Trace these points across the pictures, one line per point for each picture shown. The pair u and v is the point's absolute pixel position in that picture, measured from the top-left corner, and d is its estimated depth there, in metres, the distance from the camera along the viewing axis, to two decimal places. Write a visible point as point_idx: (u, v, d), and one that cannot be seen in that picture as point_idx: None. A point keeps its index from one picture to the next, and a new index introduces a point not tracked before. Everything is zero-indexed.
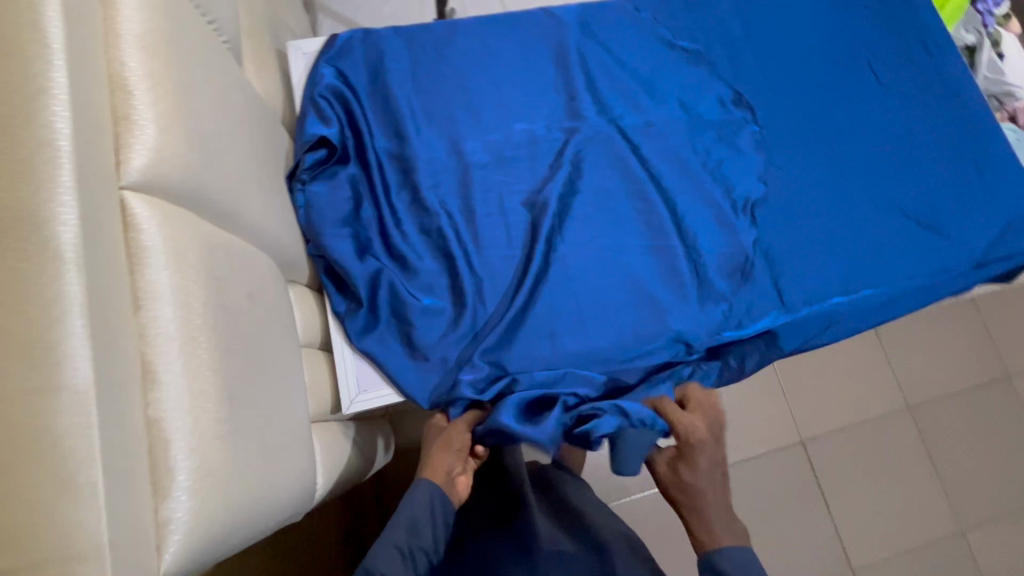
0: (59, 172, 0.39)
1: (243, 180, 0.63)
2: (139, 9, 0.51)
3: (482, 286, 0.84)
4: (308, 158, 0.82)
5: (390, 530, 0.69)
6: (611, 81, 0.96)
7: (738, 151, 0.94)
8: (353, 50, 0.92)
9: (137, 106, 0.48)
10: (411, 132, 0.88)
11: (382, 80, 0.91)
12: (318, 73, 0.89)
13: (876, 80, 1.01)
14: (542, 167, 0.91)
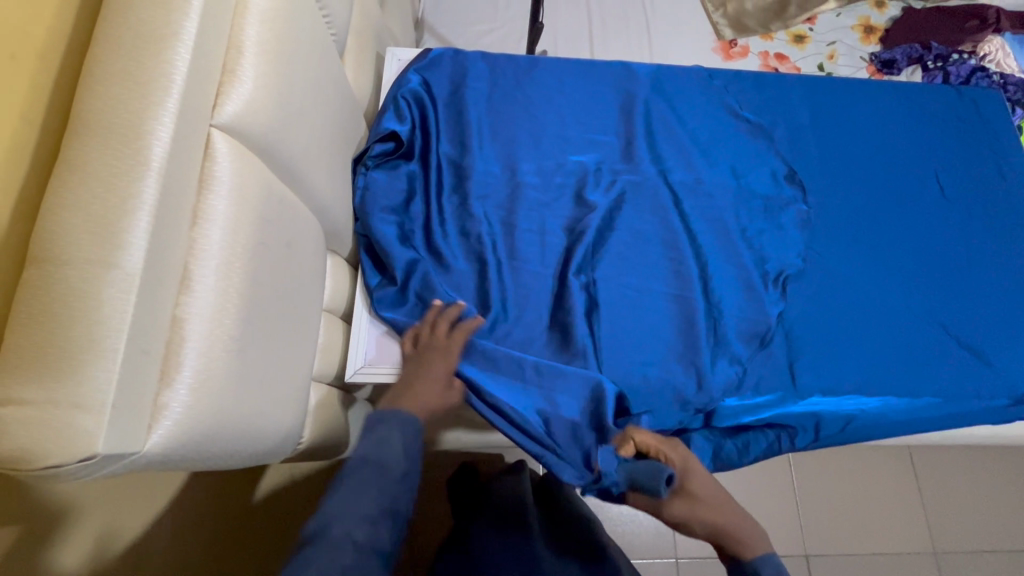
0: (167, 98, 0.47)
1: (314, 148, 0.71)
2: None
3: (504, 294, 0.87)
4: (376, 147, 0.90)
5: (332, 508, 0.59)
6: (669, 137, 1.00)
7: (781, 227, 0.95)
8: (441, 65, 1.02)
9: (243, 64, 0.56)
10: (473, 145, 0.96)
11: (460, 95, 0.99)
12: (405, 78, 0.98)
13: (940, 191, 1.00)
14: (588, 199, 0.95)
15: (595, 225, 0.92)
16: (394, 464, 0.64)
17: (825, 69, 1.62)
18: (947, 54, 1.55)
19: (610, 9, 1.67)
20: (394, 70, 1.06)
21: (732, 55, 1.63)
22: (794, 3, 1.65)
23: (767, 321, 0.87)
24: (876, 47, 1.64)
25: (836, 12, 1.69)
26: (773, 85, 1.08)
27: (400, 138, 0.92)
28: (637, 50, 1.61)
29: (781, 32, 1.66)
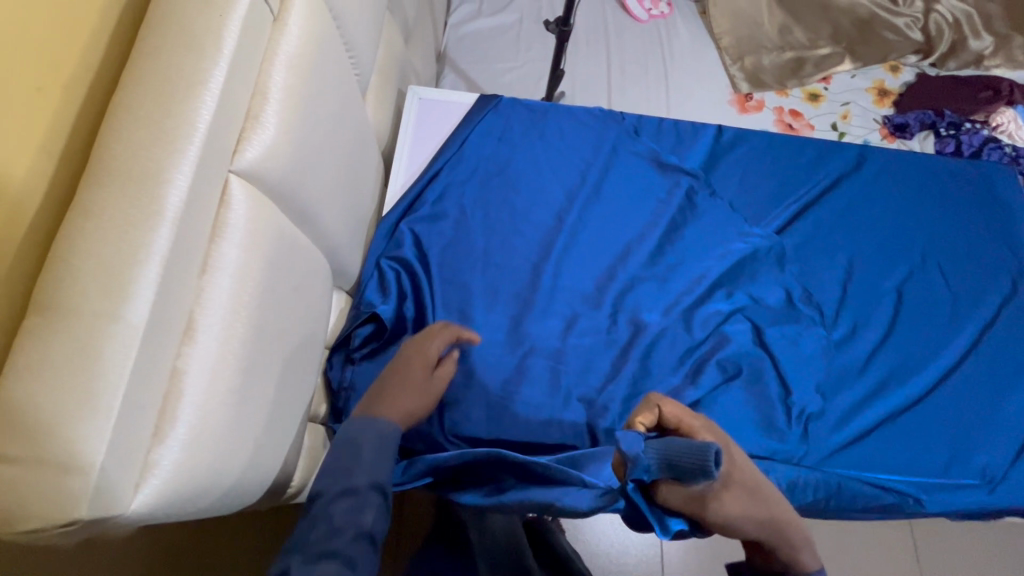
0: (188, 147, 0.47)
1: (329, 192, 0.71)
2: (298, 40, 0.62)
3: (501, 420, 0.83)
4: (365, 301, 0.87)
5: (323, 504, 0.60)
6: (673, 256, 0.97)
7: (796, 355, 0.91)
8: (443, 159, 1.01)
9: (268, 110, 0.57)
10: (482, 227, 0.96)
11: (460, 190, 0.99)
12: (395, 235, 0.93)
13: (944, 270, 1.00)
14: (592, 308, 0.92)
15: (605, 341, 0.90)
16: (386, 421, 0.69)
17: (838, 128, 1.64)
18: (960, 123, 1.57)
19: (629, 57, 1.70)
20: (415, 106, 1.05)
21: (748, 109, 1.66)
22: (809, 63, 1.72)
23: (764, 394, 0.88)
24: (889, 110, 1.66)
25: (851, 74, 1.74)
26: (783, 150, 1.08)
27: (380, 318, 0.85)
28: (653, 99, 1.65)
29: (796, 89, 1.70)
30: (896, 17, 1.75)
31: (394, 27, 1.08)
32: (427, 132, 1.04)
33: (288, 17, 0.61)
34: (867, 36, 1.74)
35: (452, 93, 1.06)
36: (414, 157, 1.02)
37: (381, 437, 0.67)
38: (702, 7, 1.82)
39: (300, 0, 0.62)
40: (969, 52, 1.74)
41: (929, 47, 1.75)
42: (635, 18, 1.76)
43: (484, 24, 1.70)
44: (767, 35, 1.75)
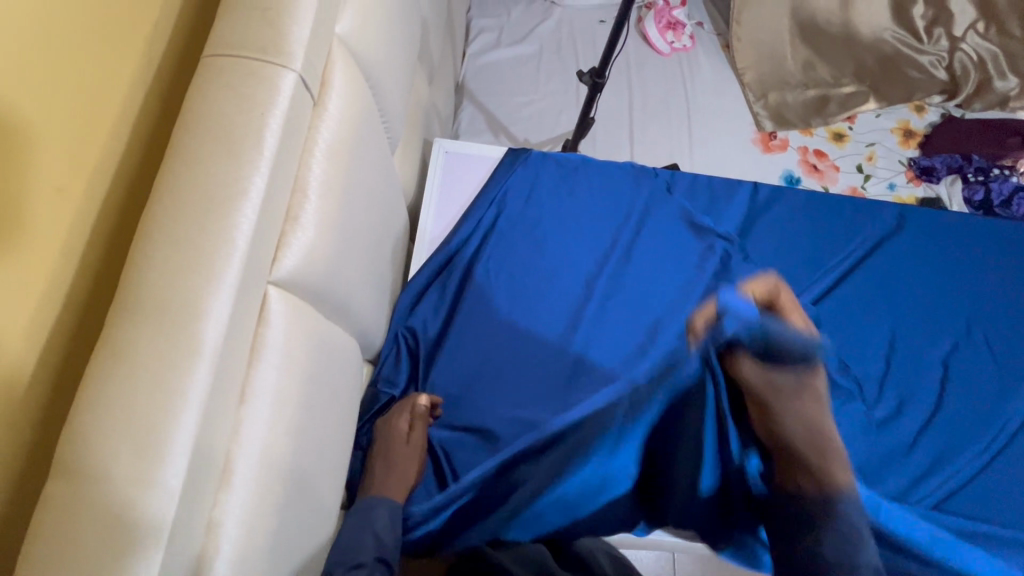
0: (227, 271, 0.43)
1: (362, 274, 0.67)
2: (337, 125, 0.58)
3: (523, 502, 0.77)
4: (387, 377, 0.84)
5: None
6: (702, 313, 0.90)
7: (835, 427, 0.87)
8: (468, 218, 0.97)
9: (307, 209, 0.52)
10: (509, 292, 0.92)
11: (485, 252, 0.95)
12: (418, 303, 0.90)
13: (989, 343, 0.96)
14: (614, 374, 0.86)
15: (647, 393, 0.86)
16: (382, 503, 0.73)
17: (863, 170, 1.60)
18: (988, 168, 1.54)
19: (651, 92, 1.67)
20: (441, 160, 1.02)
21: (772, 148, 1.62)
22: (833, 102, 1.69)
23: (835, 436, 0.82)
24: (915, 151, 1.63)
25: (875, 113, 1.72)
26: (820, 210, 1.05)
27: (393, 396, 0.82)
28: (676, 136, 1.61)
29: (821, 128, 1.67)
30: (920, 55, 1.72)
31: (421, 73, 1.03)
32: (455, 187, 1.00)
33: (328, 101, 0.57)
34: (892, 74, 1.71)
35: (480, 145, 1.03)
36: (441, 214, 0.98)
37: (377, 531, 0.70)
38: (725, 41, 1.79)
39: (339, 82, 0.58)
40: (994, 93, 1.72)
41: (954, 87, 1.73)
42: (657, 51, 1.72)
43: (503, 55, 1.66)
44: (791, 71, 1.72)
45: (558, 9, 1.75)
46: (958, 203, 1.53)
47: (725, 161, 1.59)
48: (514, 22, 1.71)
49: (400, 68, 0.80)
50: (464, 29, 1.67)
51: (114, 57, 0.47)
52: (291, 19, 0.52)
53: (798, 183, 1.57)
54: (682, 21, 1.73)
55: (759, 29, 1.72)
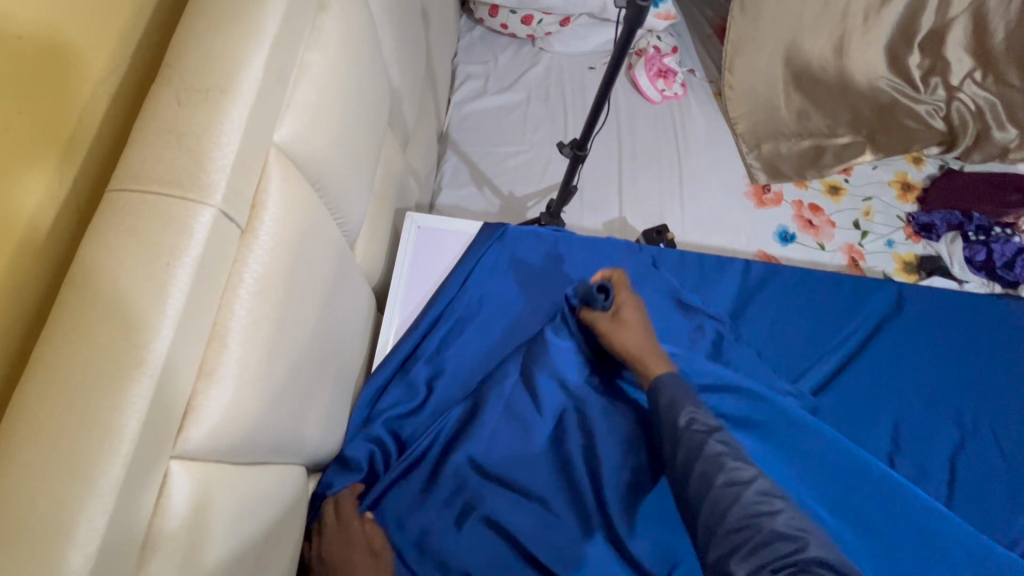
0: (108, 468, 0.36)
1: (303, 397, 0.60)
2: (271, 253, 0.52)
3: None
4: (338, 483, 0.74)
5: None
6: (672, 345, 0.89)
7: (842, 497, 0.79)
8: (442, 298, 0.90)
9: (225, 361, 0.46)
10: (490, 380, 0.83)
11: (458, 336, 0.88)
12: (384, 393, 0.82)
13: (998, 440, 0.89)
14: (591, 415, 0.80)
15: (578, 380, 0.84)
16: None
17: (860, 225, 1.55)
18: (989, 226, 1.49)
19: (642, 142, 1.61)
20: (412, 236, 0.96)
21: (765, 202, 1.57)
22: (828, 153, 1.64)
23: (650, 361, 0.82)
24: (913, 206, 1.58)
25: (872, 165, 1.66)
26: (817, 289, 0.99)
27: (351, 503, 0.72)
28: (667, 188, 1.56)
29: (816, 180, 1.61)
30: (916, 104, 1.68)
31: (393, 141, 0.98)
32: (426, 267, 0.94)
33: (258, 228, 0.51)
34: (888, 124, 1.67)
35: (452, 221, 0.97)
36: (410, 297, 0.92)
37: None
38: (717, 88, 1.74)
39: (275, 203, 0.53)
40: (993, 144, 1.66)
41: (952, 138, 1.68)
42: (648, 99, 1.68)
43: (489, 102, 1.60)
44: (785, 121, 1.68)
45: (547, 54, 1.70)
46: (960, 264, 1.47)
47: (717, 215, 1.54)
48: (501, 68, 1.66)
49: (361, 155, 0.74)
50: (450, 76, 1.62)
51: (6, 197, 0.40)
52: (214, 147, 0.46)
53: (792, 240, 1.52)
54: (673, 68, 1.69)
55: (752, 76, 1.68)
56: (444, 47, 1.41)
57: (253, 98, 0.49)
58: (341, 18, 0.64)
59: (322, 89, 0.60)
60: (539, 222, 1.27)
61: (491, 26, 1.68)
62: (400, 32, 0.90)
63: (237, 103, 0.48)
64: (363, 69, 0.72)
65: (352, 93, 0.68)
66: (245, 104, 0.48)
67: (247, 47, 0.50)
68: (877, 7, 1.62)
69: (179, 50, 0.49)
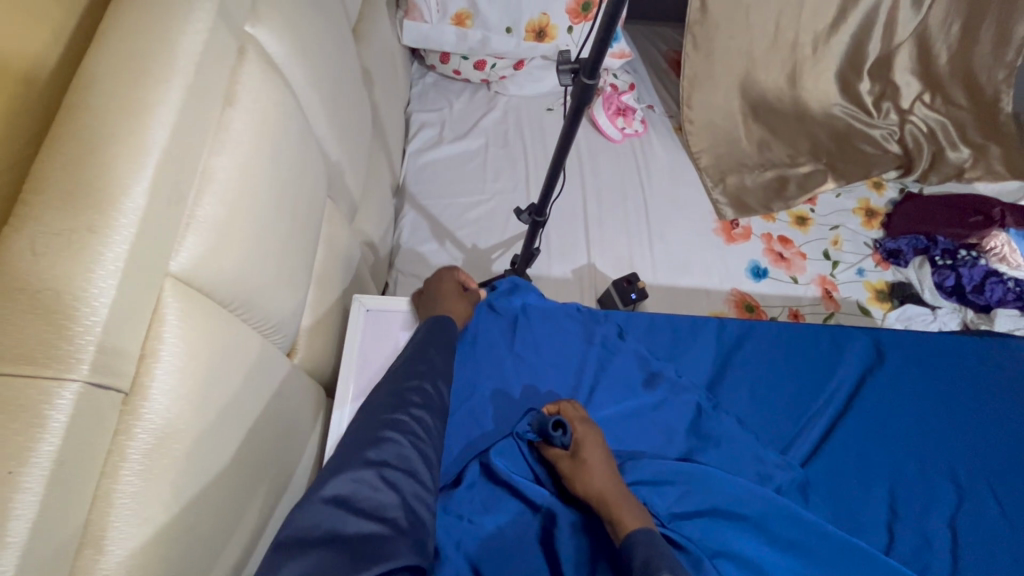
0: None
1: (227, 560, 0.51)
2: (169, 410, 0.43)
3: None
4: None
5: None
6: (640, 460, 0.78)
7: None
8: None
9: (104, 569, 0.37)
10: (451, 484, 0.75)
11: None
12: None
13: (997, 498, 0.84)
14: (560, 541, 0.70)
15: (541, 504, 0.74)
16: None
17: (830, 255, 1.53)
18: (954, 250, 1.48)
19: (605, 182, 1.57)
20: (361, 320, 0.88)
21: (734, 238, 1.54)
22: (791, 183, 1.63)
23: (610, 491, 0.69)
24: (879, 233, 1.58)
25: (835, 192, 1.65)
26: (795, 346, 0.94)
27: None
28: (635, 229, 1.51)
29: (782, 212, 1.60)
30: (871, 129, 1.70)
31: (337, 216, 0.90)
32: (379, 354, 0.86)
33: (149, 385, 0.42)
34: (846, 151, 1.68)
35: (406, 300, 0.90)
36: (362, 390, 0.83)
37: None
38: (677, 122, 1.72)
39: (173, 349, 0.44)
40: (948, 164, 1.68)
41: (909, 161, 1.69)
42: (608, 138, 1.65)
43: (446, 151, 1.54)
44: (746, 152, 1.67)
45: (503, 97, 1.66)
46: (930, 289, 1.45)
47: (687, 255, 1.49)
48: (457, 115, 1.61)
49: (292, 249, 0.66)
50: (403, 126, 1.56)
51: None
52: (80, 302, 0.38)
53: (764, 275, 1.48)
54: (631, 105, 1.66)
55: (710, 109, 1.67)
56: (394, 100, 1.35)
57: (133, 232, 0.41)
58: (255, 110, 0.57)
59: (233, 198, 0.53)
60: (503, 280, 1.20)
61: (443, 72, 1.63)
62: (335, 103, 0.83)
63: (111, 242, 0.40)
64: (288, 158, 0.64)
65: (274, 188, 0.60)
66: (121, 242, 0.40)
67: (125, 170, 0.42)
68: (826, 37, 1.63)
69: (39, 179, 0.41)
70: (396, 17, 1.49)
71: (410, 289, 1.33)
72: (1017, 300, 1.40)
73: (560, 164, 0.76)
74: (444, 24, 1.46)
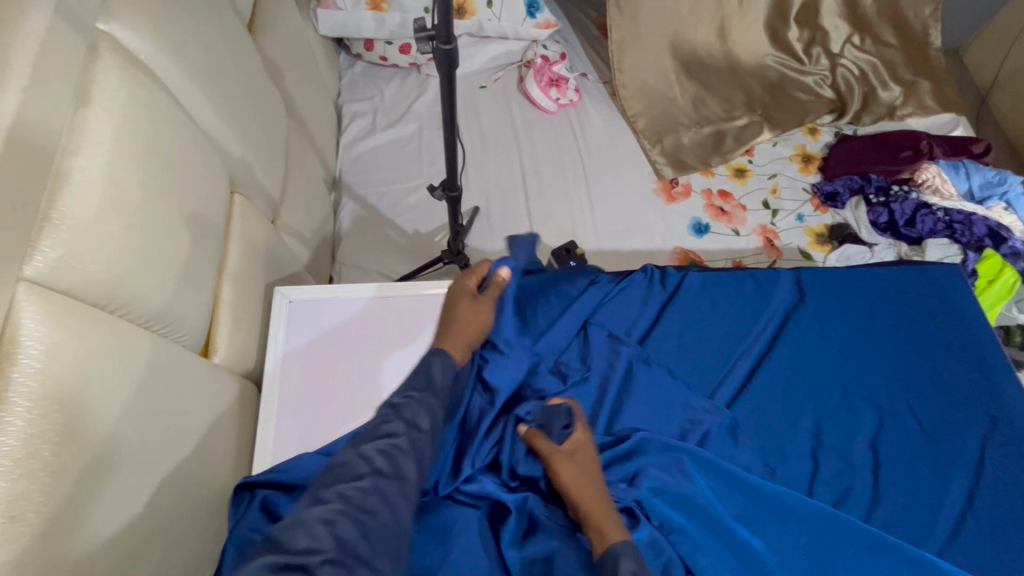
0: None
1: (138, 550, 0.52)
2: (35, 410, 0.43)
3: None
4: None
5: (404, 407, 0.64)
6: None
7: (760, 507, 0.76)
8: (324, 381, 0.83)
9: None
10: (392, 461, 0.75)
11: (344, 416, 0.82)
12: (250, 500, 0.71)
13: (914, 416, 0.88)
14: (512, 522, 0.72)
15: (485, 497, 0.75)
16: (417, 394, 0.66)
17: (770, 205, 1.55)
18: (887, 186, 1.52)
19: (543, 154, 1.58)
20: (285, 313, 0.88)
21: (675, 196, 1.56)
22: (728, 137, 1.65)
23: (597, 502, 0.68)
24: (816, 177, 1.61)
25: (772, 142, 1.67)
26: (724, 291, 0.97)
27: None
28: (576, 197, 1.52)
29: (721, 166, 1.61)
30: (803, 76, 1.71)
31: (252, 211, 0.89)
32: (307, 344, 0.87)
33: (9, 390, 0.43)
34: (780, 100, 1.69)
35: (330, 288, 0.90)
36: (293, 379, 0.84)
37: (430, 372, 0.70)
38: (611, 88, 1.72)
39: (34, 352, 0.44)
40: (880, 104, 1.71)
41: (842, 104, 1.71)
42: (544, 110, 1.64)
43: (380, 139, 1.53)
44: (682, 111, 1.68)
45: (434, 79, 1.64)
46: (867, 228, 1.49)
47: (629, 217, 1.51)
48: (388, 101, 1.59)
49: (190, 247, 0.66)
50: (335, 118, 1.54)
51: None
52: None
53: (706, 230, 1.50)
54: (564, 75, 1.65)
55: (643, 72, 1.67)
56: (317, 92, 1.34)
57: None
58: (115, 110, 0.56)
59: (96, 198, 0.52)
60: (441, 262, 1.21)
61: (370, 59, 1.61)
62: (228, 97, 0.81)
63: None
64: (169, 156, 0.63)
65: (153, 186, 0.60)
66: None
67: None
68: None
69: None
70: (312, 7, 1.46)
71: (355, 279, 1.33)
72: (947, 229, 1.43)
73: (454, 136, 0.76)
74: (360, 9, 1.44)
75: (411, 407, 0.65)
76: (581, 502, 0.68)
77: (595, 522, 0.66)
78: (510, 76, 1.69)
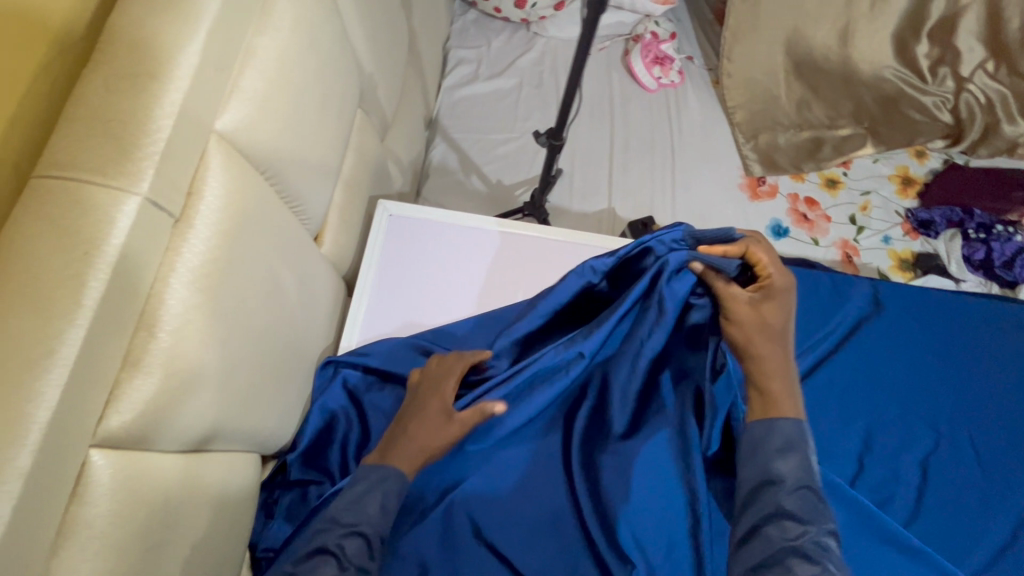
0: (18, 448, 0.37)
1: (257, 383, 0.61)
2: (209, 238, 0.51)
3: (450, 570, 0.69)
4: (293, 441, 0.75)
5: (344, 544, 0.59)
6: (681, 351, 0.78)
7: None
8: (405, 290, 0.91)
9: (155, 349, 0.47)
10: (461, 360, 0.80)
11: (415, 322, 0.89)
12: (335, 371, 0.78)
13: (973, 443, 0.86)
14: (583, 409, 0.77)
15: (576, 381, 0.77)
16: (366, 524, 0.61)
17: (857, 220, 1.51)
18: (990, 224, 1.46)
19: (634, 130, 1.58)
20: (384, 224, 0.95)
21: (759, 194, 1.54)
22: (827, 145, 1.59)
23: (774, 361, 0.69)
24: (913, 202, 1.54)
25: (873, 158, 1.61)
26: (801, 285, 0.97)
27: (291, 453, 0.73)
28: (659, 177, 1.53)
29: (813, 173, 1.57)
30: (923, 96, 1.60)
31: (369, 127, 0.96)
32: (397, 254, 0.94)
33: (196, 216, 0.51)
34: (891, 114, 1.60)
35: (426, 209, 0.97)
36: (382, 284, 0.91)
37: (379, 502, 0.64)
38: (715, 77, 1.69)
39: (215, 190, 0.52)
40: (1002, 138, 1.58)
41: (958, 132, 1.61)
42: (643, 87, 1.64)
43: (480, 88, 1.57)
44: (784, 111, 1.63)
45: (542, 39, 1.66)
46: (957, 262, 1.43)
47: (708, 206, 1.50)
48: (494, 53, 1.63)
49: (326, 141, 0.73)
50: (441, 61, 1.59)
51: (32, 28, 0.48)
52: (143, 135, 0.46)
53: (785, 233, 1.48)
54: (670, 55, 1.64)
55: (751, 65, 1.63)
56: (433, 31, 1.39)
57: (186, 86, 0.49)
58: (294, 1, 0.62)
59: (272, 74, 0.59)
60: (520, 213, 1.26)
61: (484, 9, 1.64)
62: (369, 15, 0.87)
63: (169, 89, 0.48)
64: (324, 53, 0.69)
65: (311, 76, 0.66)
66: (177, 90, 0.48)
67: (182, 33, 0.50)
68: None
69: (117, 32, 0.49)
70: None
71: None
72: None
73: (576, 82, 0.79)
74: None
75: (357, 548, 0.60)
76: (753, 356, 0.70)
77: (759, 386, 0.68)
78: (616, 48, 1.69)
